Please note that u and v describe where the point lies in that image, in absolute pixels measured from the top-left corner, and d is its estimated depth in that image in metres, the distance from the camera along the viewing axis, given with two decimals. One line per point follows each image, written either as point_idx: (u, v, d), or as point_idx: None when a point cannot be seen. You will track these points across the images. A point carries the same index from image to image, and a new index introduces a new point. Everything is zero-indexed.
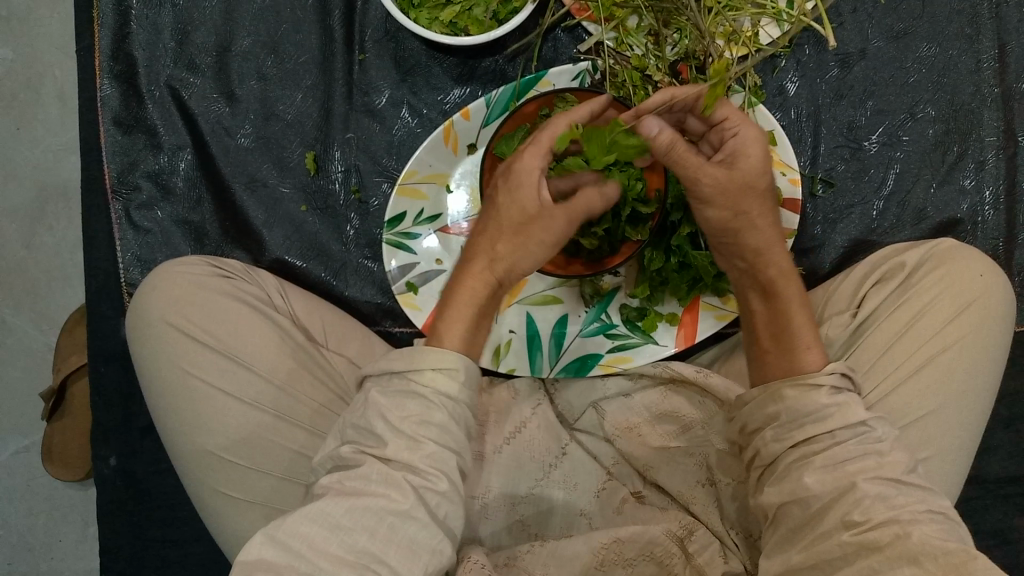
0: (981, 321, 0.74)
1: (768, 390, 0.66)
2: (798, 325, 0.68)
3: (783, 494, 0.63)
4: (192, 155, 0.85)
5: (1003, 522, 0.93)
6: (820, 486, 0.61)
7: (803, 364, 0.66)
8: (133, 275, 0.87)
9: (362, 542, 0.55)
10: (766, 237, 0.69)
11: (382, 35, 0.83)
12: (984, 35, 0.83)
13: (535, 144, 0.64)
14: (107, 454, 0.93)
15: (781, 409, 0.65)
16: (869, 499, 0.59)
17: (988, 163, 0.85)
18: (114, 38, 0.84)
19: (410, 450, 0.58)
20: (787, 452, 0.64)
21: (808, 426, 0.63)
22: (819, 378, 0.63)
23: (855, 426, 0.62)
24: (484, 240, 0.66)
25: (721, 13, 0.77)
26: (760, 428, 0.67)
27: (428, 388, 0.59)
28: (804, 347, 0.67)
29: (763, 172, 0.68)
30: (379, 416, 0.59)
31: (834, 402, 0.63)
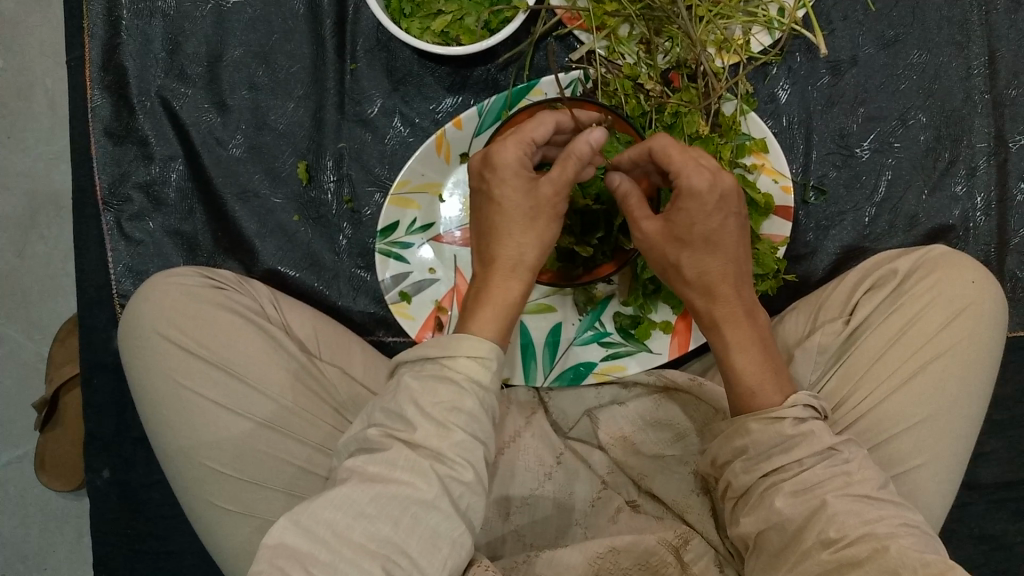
0: (971, 328, 0.74)
1: (735, 425, 0.65)
2: (740, 372, 0.66)
3: (758, 522, 0.62)
4: (184, 165, 0.85)
5: (998, 526, 0.94)
6: (791, 509, 0.61)
7: (753, 408, 0.65)
8: (125, 287, 0.86)
9: (384, 531, 0.54)
10: (702, 281, 0.67)
11: (373, 44, 0.83)
12: (974, 41, 0.84)
13: (521, 135, 0.65)
14: (101, 466, 0.92)
15: (748, 444, 0.63)
16: (841, 515, 0.59)
17: (979, 169, 0.85)
18: (104, 48, 0.84)
19: (439, 438, 0.56)
20: (757, 482, 0.63)
21: (774, 456, 0.62)
22: (781, 411, 0.63)
23: (823, 450, 0.62)
24: (496, 233, 0.64)
25: (712, 21, 0.77)
26: (728, 461, 0.66)
27: (461, 374, 0.58)
28: (757, 389, 0.65)
29: (708, 215, 0.65)
30: (410, 402, 0.57)
31: (798, 432, 0.62)
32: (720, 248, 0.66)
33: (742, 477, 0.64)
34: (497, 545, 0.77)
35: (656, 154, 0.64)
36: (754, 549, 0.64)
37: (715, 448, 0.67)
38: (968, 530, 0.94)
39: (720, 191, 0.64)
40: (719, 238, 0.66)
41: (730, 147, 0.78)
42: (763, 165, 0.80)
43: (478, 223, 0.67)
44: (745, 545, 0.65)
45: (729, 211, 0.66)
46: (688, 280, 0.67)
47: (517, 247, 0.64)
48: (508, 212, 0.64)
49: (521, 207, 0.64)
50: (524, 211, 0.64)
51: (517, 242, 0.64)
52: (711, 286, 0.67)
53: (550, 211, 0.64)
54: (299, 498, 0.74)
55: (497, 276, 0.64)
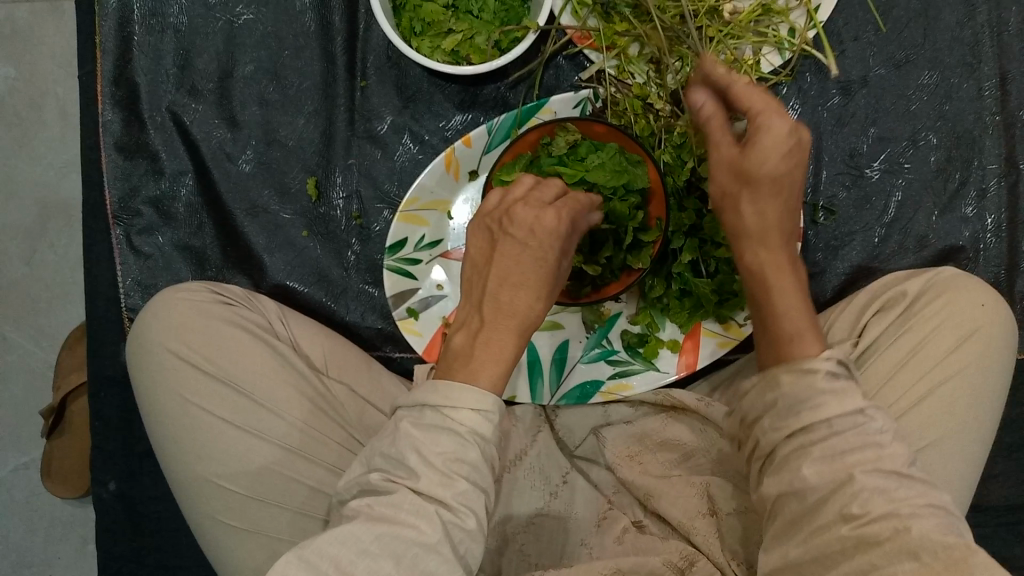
0: (981, 352, 0.74)
1: (765, 377, 0.60)
2: (778, 321, 0.60)
3: (781, 485, 0.58)
4: (194, 180, 0.85)
5: (1004, 549, 0.93)
6: (818, 478, 0.56)
7: (788, 357, 0.59)
8: (133, 301, 0.87)
9: (386, 569, 0.54)
10: (758, 223, 0.61)
11: (384, 62, 0.84)
12: (986, 62, 0.83)
13: (562, 207, 0.62)
14: (106, 479, 0.93)
15: (778, 397, 0.58)
16: (868, 491, 0.54)
17: (990, 191, 0.85)
18: (116, 64, 0.84)
19: (443, 486, 0.56)
20: (784, 442, 0.58)
21: (803, 413, 0.57)
22: (815, 363, 0.57)
23: (852, 415, 0.56)
24: (516, 284, 0.60)
25: (722, 41, 0.78)
26: (757, 419, 0.60)
27: (463, 426, 0.57)
28: (792, 340, 0.60)
29: (780, 160, 0.59)
30: (412, 449, 0.57)
31: (831, 389, 0.57)
32: (784, 195, 0.60)
33: (768, 435, 0.59)
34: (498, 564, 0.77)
35: (744, 90, 0.60)
36: (771, 514, 0.60)
37: (744, 399, 0.62)
38: None
39: (797, 142, 0.59)
40: (786, 184, 0.60)
41: None
42: None
43: (494, 270, 0.61)
44: (764, 509, 0.61)
45: (801, 163, 0.60)
46: (739, 212, 0.61)
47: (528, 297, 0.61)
48: (535, 268, 0.61)
49: (547, 266, 0.61)
50: (543, 271, 0.61)
51: (531, 302, 0.61)
52: (763, 232, 0.61)
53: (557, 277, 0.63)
54: (307, 518, 0.74)
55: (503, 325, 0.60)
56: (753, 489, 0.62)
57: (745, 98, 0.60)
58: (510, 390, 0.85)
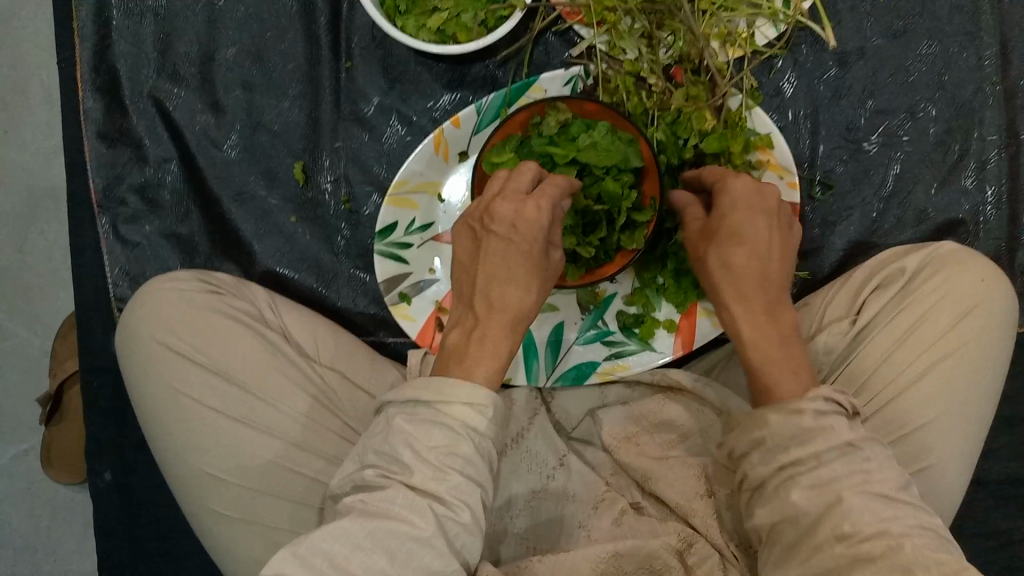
0: (981, 327, 0.73)
1: (753, 416, 0.60)
2: (766, 363, 0.62)
3: (772, 514, 0.59)
4: (179, 167, 0.84)
5: (1004, 522, 0.93)
6: (807, 502, 0.57)
7: (772, 399, 0.60)
8: (121, 290, 0.85)
9: (380, 564, 0.53)
10: (731, 263, 0.64)
11: (369, 41, 0.82)
12: (986, 31, 0.81)
13: (543, 194, 0.61)
14: (103, 469, 0.92)
15: (765, 434, 0.59)
16: (856, 511, 0.55)
17: (990, 162, 0.83)
18: (95, 50, 0.82)
19: (437, 481, 0.55)
20: (774, 473, 0.59)
21: (791, 448, 0.58)
22: (803, 402, 0.58)
23: (841, 447, 0.57)
24: (504, 281, 0.61)
25: (716, 13, 0.75)
26: (745, 454, 0.61)
27: (457, 421, 0.56)
28: (785, 381, 0.61)
29: (739, 211, 0.65)
30: (405, 445, 0.56)
31: (817, 424, 0.58)
32: (749, 241, 0.64)
33: (758, 468, 0.60)
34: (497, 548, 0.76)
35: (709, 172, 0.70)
36: (766, 543, 0.60)
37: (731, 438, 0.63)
38: (975, 527, 0.94)
39: (754, 194, 0.66)
40: (747, 230, 0.64)
41: (741, 142, 0.74)
42: (768, 161, 0.77)
43: (484, 268, 0.62)
44: (761, 538, 0.61)
45: (762, 211, 0.65)
46: (708, 273, 0.65)
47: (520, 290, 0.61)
48: (521, 262, 0.61)
49: (533, 259, 0.61)
50: (530, 263, 0.61)
51: (521, 296, 0.61)
52: (738, 282, 0.63)
53: (551, 268, 0.63)
54: (298, 505, 0.74)
55: (498, 320, 0.61)
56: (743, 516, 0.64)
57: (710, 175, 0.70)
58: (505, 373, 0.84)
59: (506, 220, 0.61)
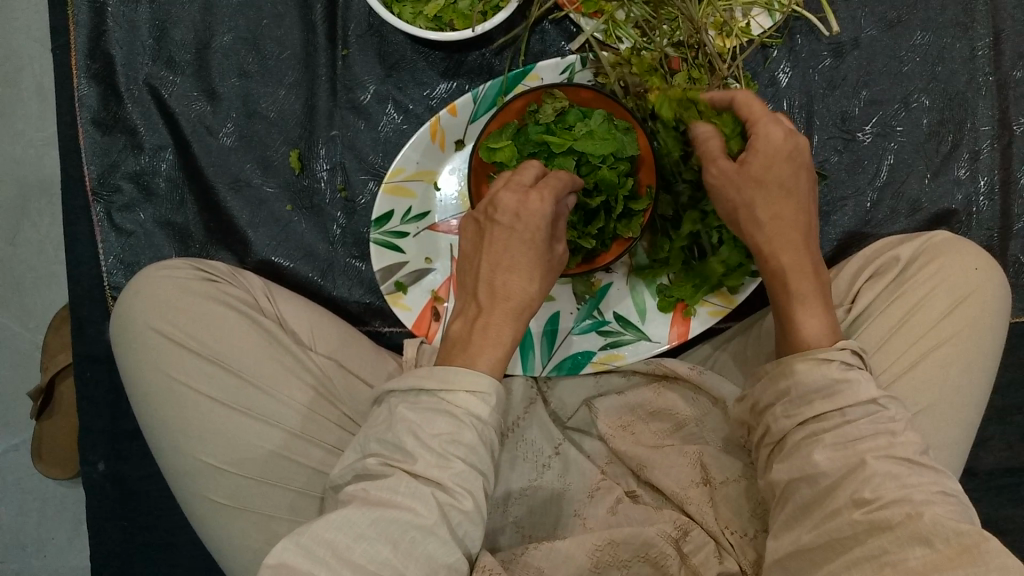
0: (973, 315, 0.73)
1: (779, 365, 0.62)
2: (803, 325, 0.63)
3: (792, 471, 0.59)
4: (174, 155, 0.84)
5: (996, 512, 0.94)
6: (829, 463, 0.57)
7: (803, 348, 0.62)
8: (116, 279, 0.85)
9: (383, 553, 0.53)
10: (779, 214, 0.64)
11: (365, 29, 0.82)
12: (978, 22, 0.82)
13: (545, 185, 0.63)
14: (96, 459, 0.92)
15: (791, 385, 0.60)
16: (879, 476, 0.55)
17: (983, 153, 0.84)
18: (90, 36, 0.82)
19: (439, 468, 0.56)
20: (795, 428, 0.60)
21: (816, 402, 0.59)
22: (830, 353, 0.60)
23: (866, 404, 0.58)
24: (508, 269, 0.62)
25: (712, 2, 0.76)
26: (770, 405, 0.63)
27: (460, 408, 0.56)
28: (812, 337, 0.62)
29: (780, 160, 0.64)
30: (408, 432, 0.56)
31: (844, 378, 0.59)
32: (793, 196, 0.65)
33: (781, 421, 0.61)
34: (495, 536, 0.76)
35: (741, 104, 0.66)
36: (782, 499, 0.61)
37: (756, 391, 0.64)
38: None
39: (794, 145, 0.65)
40: (791, 186, 0.65)
41: None
42: None
43: (487, 257, 0.63)
44: (773, 495, 0.62)
45: (801, 165, 0.65)
46: (757, 222, 0.65)
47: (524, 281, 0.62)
48: (525, 250, 0.62)
49: (536, 248, 0.62)
50: (534, 253, 0.62)
51: (524, 284, 0.62)
52: (782, 230, 0.64)
53: (552, 259, 0.64)
54: (293, 493, 0.73)
55: (502, 310, 0.62)
56: (760, 476, 0.65)
57: (744, 109, 0.66)
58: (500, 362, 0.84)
59: (512, 210, 0.62)
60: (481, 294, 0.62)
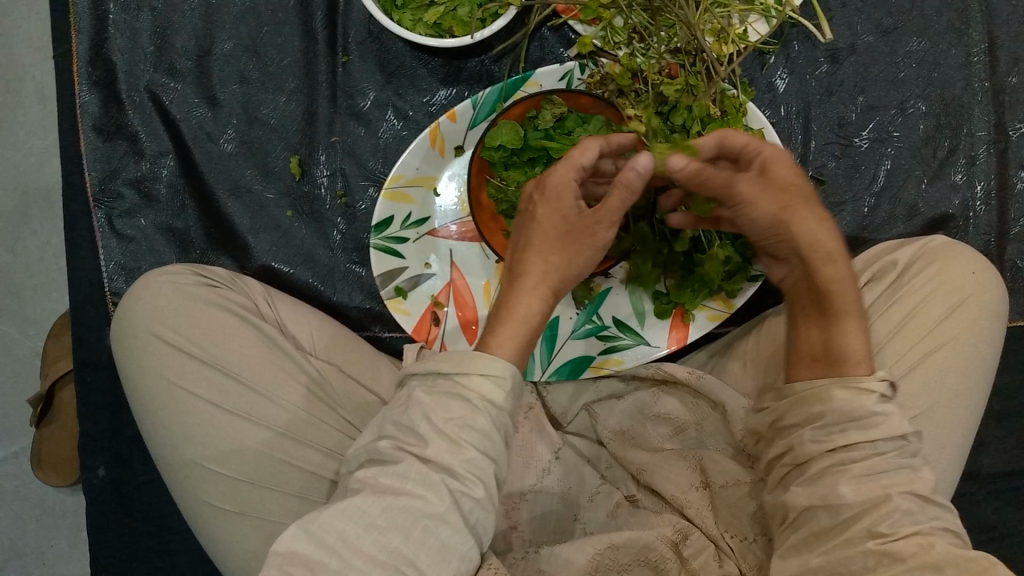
0: (971, 318, 0.74)
1: (814, 389, 0.62)
2: (846, 341, 0.63)
3: (811, 498, 0.59)
4: (175, 161, 0.84)
5: (995, 517, 0.94)
6: (854, 495, 0.57)
7: (842, 371, 0.62)
8: (117, 285, 0.86)
9: (395, 543, 0.53)
10: (812, 234, 0.63)
11: (365, 36, 0.82)
12: (973, 28, 0.83)
13: (577, 158, 0.62)
14: (96, 465, 0.92)
15: (825, 410, 0.60)
16: (898, 512, 0.56)
17: (979, 158, 0.84)
18: (92, 43, 0.83)
19: (451, 454, 0.55)
20: (824, 455, 0.60)
21: (850, 430, 0.59)
22: (870, 383, 0.60)
23: (897, 438, 0.59)
24: (532, 248, 0.62)
25: (710, 9, 0.76)
26: (795, 425, 0.63)
27: (474, 392, 0.56)
28: (852, 360, 0.62)
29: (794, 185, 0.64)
30: (423, 416, 0.56)
31: (881, 411, 0.59)
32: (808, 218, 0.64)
33: (805, 446, 0.61)
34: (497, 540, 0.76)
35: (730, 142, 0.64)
36: (793, 521, 0.61)
37: (782, 407, 0.64)
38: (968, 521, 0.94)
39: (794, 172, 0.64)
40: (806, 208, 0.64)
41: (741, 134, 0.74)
42: None
43: (516, 240, 0.64)
44: (785, 516, 0.62)
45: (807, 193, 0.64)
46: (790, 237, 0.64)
47: (548, 261, 0.62)
48: (541, 227, 0.62)
49: (560, 226, 0.62)
50: (560, 232, 0.62)
51: (547, 264, 0.62)
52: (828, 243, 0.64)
53: (581, 232, 0.62)
54: (291, 497, 0.73)
55: (528, 291, 0.62)
56: (771, 493, 0.65)
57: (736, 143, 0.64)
58: None
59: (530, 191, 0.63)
60: (506, 275, 0.64)
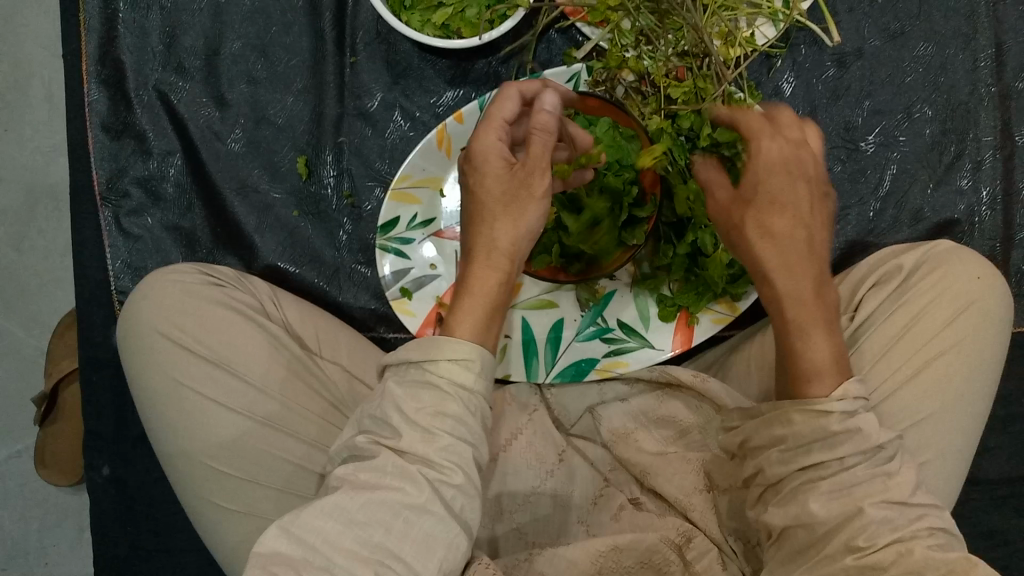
0: (977, 322, 0.74)
1: (776, 412, 0.61)
2: (806, 353, 0.60)
3: (787, 517, 0.59)
4: (183, 160, 0.85)
5: (999, 523, 0.94)
6: (825, 512, 0.57)
7: (804, 394, 0.60)
8: (123, 283, 0.86)
9: (376, 537, 0.54)
10: (785, 241, 0.59)
11: (373, 37, 0.83)
12: (981, 33, 0.83)
13: (491, 130, 0.62)
14: (101, 463, 0.92)
15: (788, 434, 0.60)
16: (874, 523, 0.56)
17: (985, 163, 0.84)
18: (101, 42, 0.83)
19: (426, 443, 0.56)
20: (793, 474, 0.60)
21: (814, 451, 0.58)
22: (829, 404, 0.58)
23: (868, 450, 0.58)
24: (473, 224, 0.62)
25: (717, 13, 0.75)
26: (764, 447, 0.62)
27: (443, 378, 0.57)
28: (811, 377, 0.59)
29: (773, 175, 0.59)
30: (394, 408, 0.57)
31: (843, 429, 0.58)
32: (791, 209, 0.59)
33: (776, 466, 0.61)
34: (495, 542, 0.76)
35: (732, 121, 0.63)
36: (776, 540, 0.61)
37: (749, 429, 0.64)
38: (972, 527, 0.94)
39: (795, 156, 0.59)
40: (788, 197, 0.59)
41: None
42: None
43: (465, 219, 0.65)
44: (768, 534, 0.62)
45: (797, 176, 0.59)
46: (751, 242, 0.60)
47: (497, 232, 0.61)
48: (479, 200, 0.62)
49: (495, 195, 0.61)
50: (497, 201, 0.61)
51: (496, 233, 0.61)
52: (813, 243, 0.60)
53: (523, 189, 0.61)
54: (297, 497, 0.74)
55: (479, 265, 0.62)
56: (751, 510, 0.65)
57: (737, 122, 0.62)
58: (504, 368, 0.84)
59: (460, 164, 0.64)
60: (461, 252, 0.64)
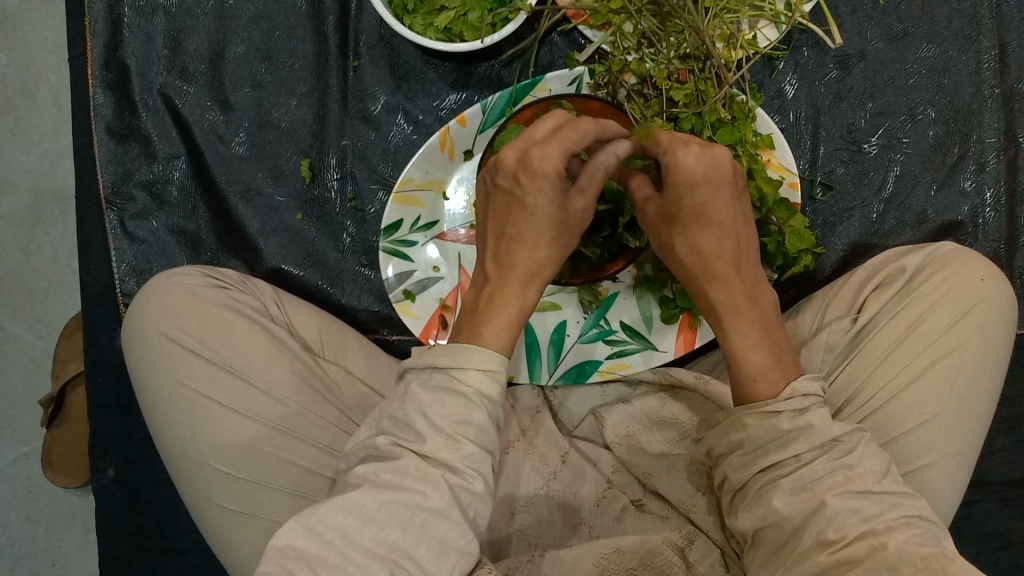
0: (981, 326, 0.73)
1: (732, 417, 0.64)
2: (738, 359, 0.64)
3: (755, 520, 0.62)
4: (187, 163, 0.85)
5: (1003, 526, 0.93)
6: (790, 508, 0.60)
7: (754, 396, 0.62)
8: (128, 286, 0.87)
9: (394, 537, 0.54)
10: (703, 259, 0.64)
11: (377, 41, 0.83)
12: (984, 35, 0.83)
13: (558, 141, 0.60)
14: (106, 465, 0.93)
15: (744, 438, 0.62)
16: (841, 515, 0.58)
17: (988, 164, 0.84)
18: (106, 47, 0.84)
19: (449, 449, 0.56)
20: (756, 476, 0.63)
21: (772, 452, 0.61)
22: (777, 405, 0.60)
23: (825, 444, 0.60)
24: (519, 240, 0.61)
25: (719, 14, 0.75)
26: (725, 454, 0.65)
27: (471, 388, 0.57)
28: (754, 379, 0.63)
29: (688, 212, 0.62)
30: (419, 411, 0.57)
31: (796, 426, 0.60)
32: (696, 240, 0.64)
33: (738, 471, 0.64)
34: (498, 545, 0.76)
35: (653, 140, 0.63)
36: (753, 543, 0.64)
37: (712, 435, 0.66)
38: (976, 530, 0.94)
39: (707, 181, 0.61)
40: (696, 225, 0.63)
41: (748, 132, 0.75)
42: (769, 160, 0.78)
43: (497, 226, 0.63)
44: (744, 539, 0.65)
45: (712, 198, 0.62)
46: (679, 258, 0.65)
47: (541, 254, 0.62)
48: (536, 220, 0.61)
49: (550, 217, 0.61)
50: (556, 224, 0.61)
51: (533, 253, 0.62)
52: (708, 263, 0.64)
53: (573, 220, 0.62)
54: (301, 498, 0.74)
55: (513, 283, 0.62)
56: (727, 517, 0.67)
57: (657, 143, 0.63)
58: (508, 369, 0.84)
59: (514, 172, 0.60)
60: (490, 264, 0.63)
